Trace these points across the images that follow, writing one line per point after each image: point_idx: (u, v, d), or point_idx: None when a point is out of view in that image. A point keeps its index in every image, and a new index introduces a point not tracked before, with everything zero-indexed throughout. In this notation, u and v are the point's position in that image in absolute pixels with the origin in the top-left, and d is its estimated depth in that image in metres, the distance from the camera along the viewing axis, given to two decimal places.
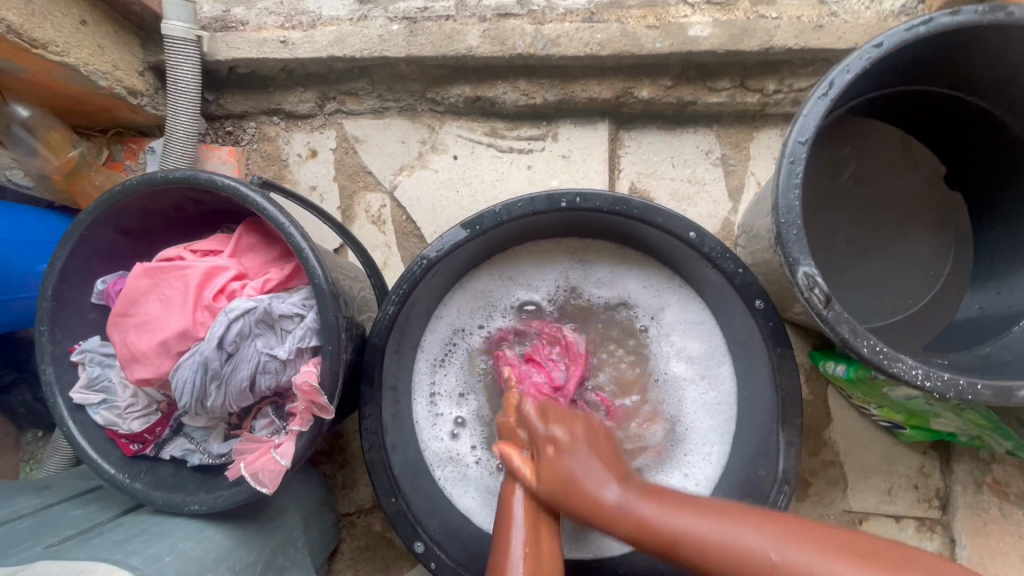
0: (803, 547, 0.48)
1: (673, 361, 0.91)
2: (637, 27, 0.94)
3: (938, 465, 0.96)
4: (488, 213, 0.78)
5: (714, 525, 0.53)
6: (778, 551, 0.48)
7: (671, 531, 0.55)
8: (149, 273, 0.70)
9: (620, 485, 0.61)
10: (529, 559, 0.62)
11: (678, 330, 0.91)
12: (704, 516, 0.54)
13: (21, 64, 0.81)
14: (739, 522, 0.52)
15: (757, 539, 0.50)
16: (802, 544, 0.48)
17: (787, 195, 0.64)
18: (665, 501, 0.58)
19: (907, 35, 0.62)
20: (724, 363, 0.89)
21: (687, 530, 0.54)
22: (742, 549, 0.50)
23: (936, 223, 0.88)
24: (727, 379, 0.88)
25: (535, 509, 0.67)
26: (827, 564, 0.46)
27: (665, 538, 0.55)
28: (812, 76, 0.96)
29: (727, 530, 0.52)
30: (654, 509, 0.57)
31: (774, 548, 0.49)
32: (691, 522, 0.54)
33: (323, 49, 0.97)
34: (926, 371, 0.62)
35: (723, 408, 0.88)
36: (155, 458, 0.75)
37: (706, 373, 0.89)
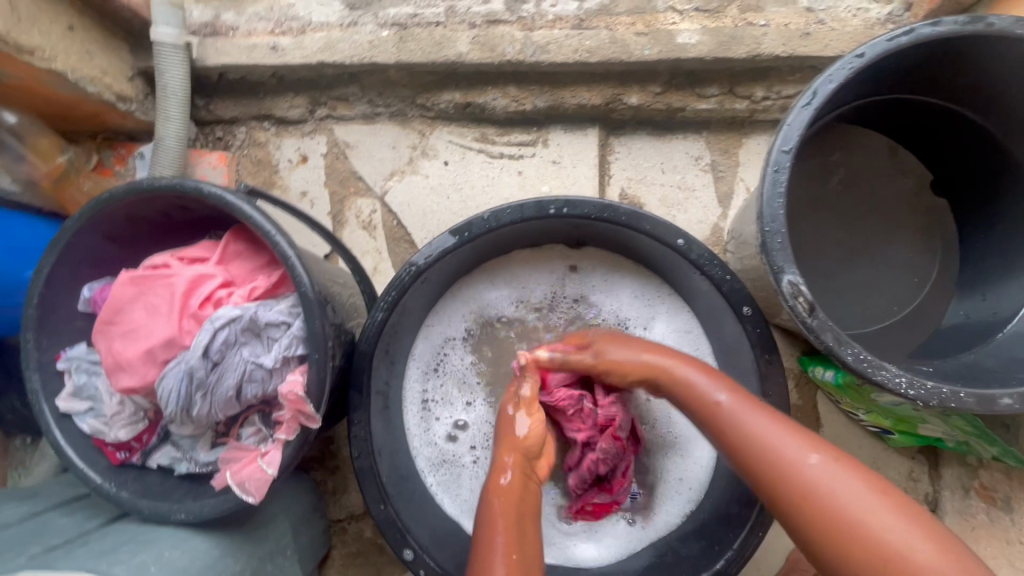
0: (847, 472, 0.57)
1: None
2: (626, 34, 0.94)
3: (926, 469, 0.98)
4: (476, 220, 0.78)
5: (776, 431, 0.62)
6: (819, 460, 0.58)
7: (736, 426, 0.64)
8: (135, 281, 0.70)
9: (723, 393, 0.67)
10: (510, 547, 0.66)
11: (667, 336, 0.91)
12: (775, 427, 0.62)
13: (12, 71, 0.80)
14: (796, 439, 0.60)
15: (799, 447, 0.60)
16: (845, 470, 0.57)
17: (771, 204, 0.64)
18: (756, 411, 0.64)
19: (889, 46, 0.63)
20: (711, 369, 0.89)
21: (752, 431, 0.62)
22: (789, 459, 0.59)
23: (922, 230, 0.89)
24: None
25: (510, 530, 0.68)
26: (871, 503, 0.54)
27: (723, 426, 0.65)
28: (800, 83, 0.97)
29: (784, 441, 0.61)
30: (732, 399, 0.67)
31: (819, 461, 0.58)
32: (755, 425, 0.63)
33: (313, 55, 0.97)
34: (910, 379, 0.62)
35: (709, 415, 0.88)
36: (141, 466, 0.75)
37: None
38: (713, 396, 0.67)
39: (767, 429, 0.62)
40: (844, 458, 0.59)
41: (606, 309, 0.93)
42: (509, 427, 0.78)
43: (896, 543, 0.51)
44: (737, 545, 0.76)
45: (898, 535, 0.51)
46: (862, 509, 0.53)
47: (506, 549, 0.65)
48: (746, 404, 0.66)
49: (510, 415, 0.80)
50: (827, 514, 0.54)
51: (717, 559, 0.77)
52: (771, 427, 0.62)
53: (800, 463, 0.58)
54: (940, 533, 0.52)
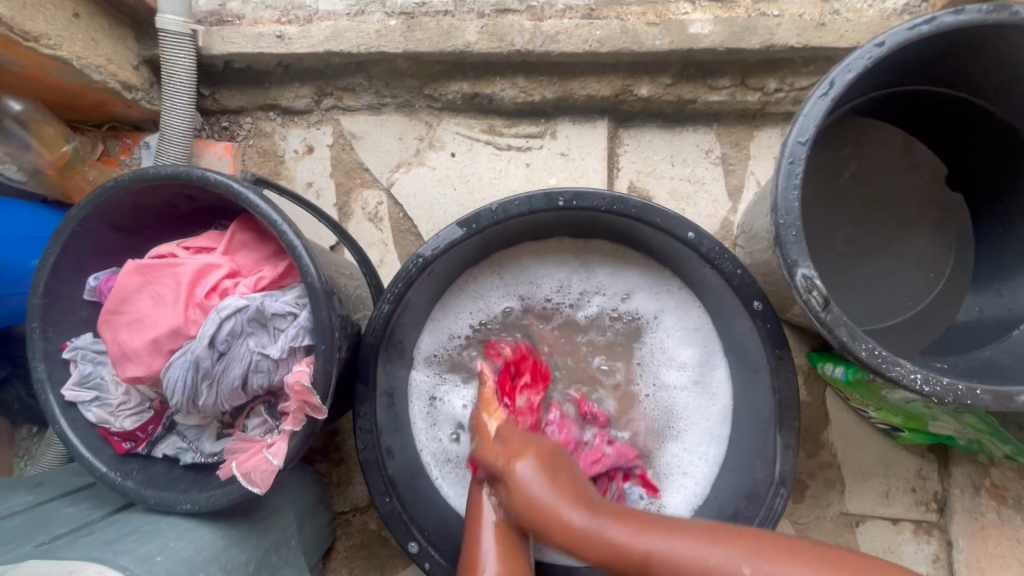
0: (782, 560, 0.49)
1: (670, 365, 0.90)
2: (637, 24, 0.93)
3: (936, 468, 0.96)
4: (484, 211, 0.77)
5: (703, 548, 0.53)
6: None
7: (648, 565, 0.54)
8: (141, 270, 0.69)
9: (540, 481, 0.62)
10: (500, 548, 0.65)
11: (676, 331, 0.90)
12: (692, 546, 0.53)
13: (14, 57, 0.79)
14: (726, 549, 0.52)
15: (731, 559, 0.51)
16: (773, 560, 0.50)
17: (786, 196, 0.63)
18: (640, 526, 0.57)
19: (910, 34, 0.61)
20: (721, 365, 0.88)
21: (673, 558, 0.53)
22: (709, 573, 0.51)
23: (937, 225, 0.87)
24: (724, 380, 0.87)
25: (500, 525, 0.67)
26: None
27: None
28: (814, 75, 0.95)
29: (709, 560, 0.52)
30: (630, 533, 0.57)
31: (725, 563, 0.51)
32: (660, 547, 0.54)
33: (319, 45, 0.96)
34: (925, 376, 0.61)
35: (719, 411, 0.87)
36: (147, 456, 0.74)
37: (704, 377, 0.88)
38: (569, 520, 0.59)
39: (695, 550, 0.53)
40: (757, 540, 0.52)
41: (615, 303, 0.92)
42: (480, 427, 0.80)
43: None
44: None
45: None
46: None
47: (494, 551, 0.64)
48: (640, 529, 0.57)
49: (483, 417, 0.81)
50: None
51: None
52: (698, 550, 0.53)
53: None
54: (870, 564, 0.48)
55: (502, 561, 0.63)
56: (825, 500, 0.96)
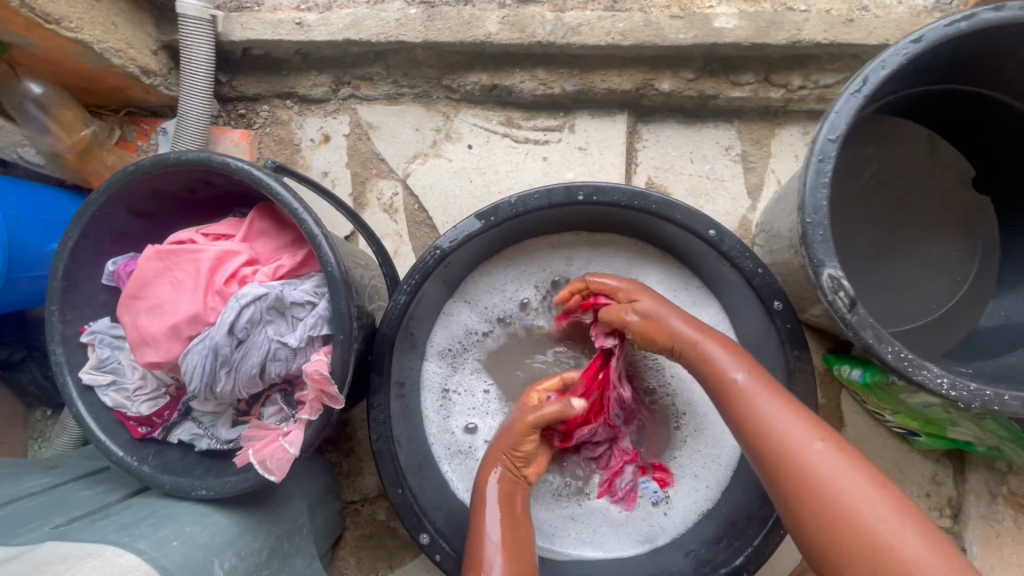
0: (873, 488, 0.56)
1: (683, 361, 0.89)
2: (660, 17, 0.91)
3: (951, 473, 0.95)
4: (503, 204, 0.77)
5: (789, 416, 0.62)
6: (823, 449, 0.59)
7: (753, 412, 0.64)
8: (161, 256, 0.69)
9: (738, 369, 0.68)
10: (505, 547, 0.69)
11: None
12: (792, 415, 0.62)
13: (35, 40, 0.80)
14: (810, 427, 0.61)
15: (808, 438, 0.60)
16: (854, 468, 0.57)
17: (815, 195, 0.62)
18: (773, 400, 0.64)
19: (947, 31, 0.60)
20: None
21: (775, 425, 0.62)
22: (800, 452, 0.59)
23: (961, 228, 0.86)
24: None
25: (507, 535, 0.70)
26: (866, 494, 0.55)
27: (736, 405, 0.66)
28: (840, 72, 0.94)
29: (795, 431, 0.61)
30: (772, 407, 0.63)
31: (823, 450, 0.59)
32: (769, 413, 0.63)
33: (339, 32, 0.95)
34: (952, 380, 0.60)
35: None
36: (162, 441, 0.75)
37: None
38: (735, 381, 0.67)
39: (780, 416, 0.62)
40: (858, 458, 0.58)
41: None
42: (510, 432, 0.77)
43: (894, 546, 0.52)
44: (756, 543, 0.77)
45: (901, 542, 0.52)
46: (855, 496, 0.55)
47: (499, 549, 0.69)
48: (761, 380, 0.66)
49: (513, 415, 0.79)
50: (824, 500, 0.56)
51: (736, 555, 0.78)
52: (774, 411, 0.63)
53: (786, 440, 0.60)
54: (934, 536, 0.53)
55: (507, 544, 0.70)
56: None
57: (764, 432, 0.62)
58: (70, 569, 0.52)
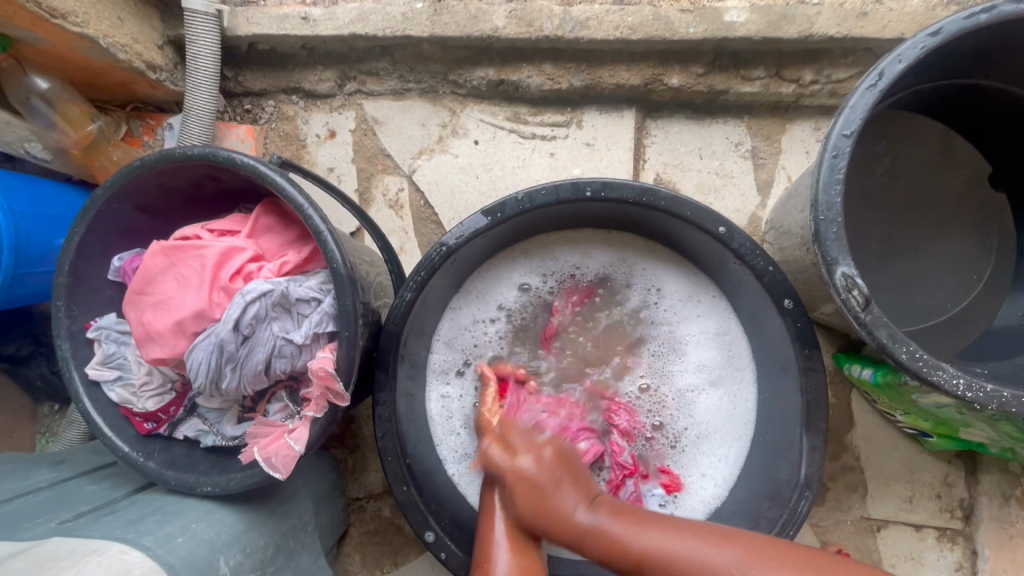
0: (770, 561, 0.54)
1: (685, 368, 0.88)
2: (670, 11, 0.90)
3: (963, 475, 0.93)
4: (510, 200, 0.76)
5: (699, 546, 0.57)
6: (658, 557, 0.58)
7: (670, 567, 0.57)
8: (167, 251, 0.69)
9: (590, 509, 0.65)
10: (512, 547, 0.67)
11: (698, 337, 0.89)
12: (703, 541, 0.58)
13: (42, 35, 0.80)
14: (724, 547, 0.57)
15: (722, 558, 0.55)
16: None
17: (828, 191, 0.61)
18: (634, 523, 0.62)
19: (967, 24, 0.58)
20: (744, 372, 0.87)
21: (654, 550, 0.59)
22: (714, 567, 0.55)
23: (977, 227, 0.84)
24: (747, 386, 0.86)
25: (512, 523, 0.69)
26: None
27: None
28: (853, 66, 0.92)
29: (657, 549, 0.59)
30: (623, 527, 0.62)
31: (730, 553, 0.56)
32: (660, 550, 0.58)
33: (344, 27, 0.95)
34: (968, 382, 0.59)
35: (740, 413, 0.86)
36: (168, 437, 0.74)
37: (727, 382, 0.87)
38: (628, 543, 0.61)
39: (700, 550, 0.57)
40: (779, 559, 0.54)
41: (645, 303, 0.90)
42: (497, 423, 0.80)
43: None
44: None
45: None
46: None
47: (504, 548, 0.67)
48: (628, 521, 0.63)
49: (490, 420, 0.82)
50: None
51: None
52: (683, 544, 0.58)
53: None
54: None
55: (512, 540, 0.68)
56: (846, 503, 0.94)
57: (648, 559, 0.59)
58: (75, 565, 0.52)
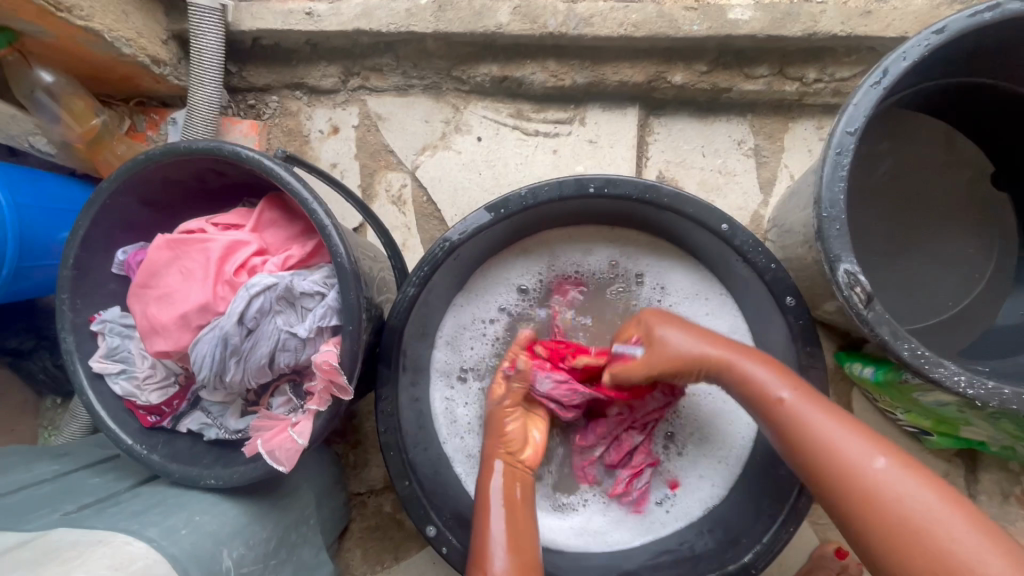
0: (915, 477, 0.53)
1: None
2: (674, 8, 0.90)
3: (963, 473, 0.94)
4: (513, 196, 0.76)
5: (847, 433, 0.58)
6: (885, 464, 0.55)
7: (824, 449, 0.58)
8: (171, 245, 0.69)
9: (674, 332, 0.72)
10: (508, 542, 0.67)
11: None
12: (855, 435, 0.57)
13: (46, 27, 0.80)
14: (862, 439, 0.57)
15: (866, 449, 0.56)
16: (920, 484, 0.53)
17: (831, 189, 0.61)
18: (819, 407, 0.61)
19: (970, 22, 0.59)
20: None
21: (828, 438, 0.58)
22: (859, 463, 0.55)
23: (979, 225, 0.84)
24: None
25: (509, 518, 0.70)
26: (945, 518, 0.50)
27: (812, 450, 0.59)
28: (856, 65, 0.92)
29: (851, 442, 0.57)
30: (790, 391, 0.63)
31: (888, 464, 0.55)
32: (836, 439, 0.58)
33: (349, 22, 0.95)
34: (970, 379, 0.59)
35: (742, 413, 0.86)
36: (171, 430, 0.75)
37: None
38: (801, 415, 0.61)
39: (847, 441, 0.57)
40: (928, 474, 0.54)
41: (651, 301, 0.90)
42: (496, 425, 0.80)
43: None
44: (767, 539, 0.75)
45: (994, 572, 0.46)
46: (912, 500, 0.52)
47: (503, 546, 0.67)
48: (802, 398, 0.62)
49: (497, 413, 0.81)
50: (862, 508, 0.54)
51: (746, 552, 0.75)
52: (839, 433, 0.58)
53: (859, 470, 0.55)
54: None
55: (510, 539, 0.68)
56: None
57: (807, 432, 0.60)
58: (80, 556, 0.52)
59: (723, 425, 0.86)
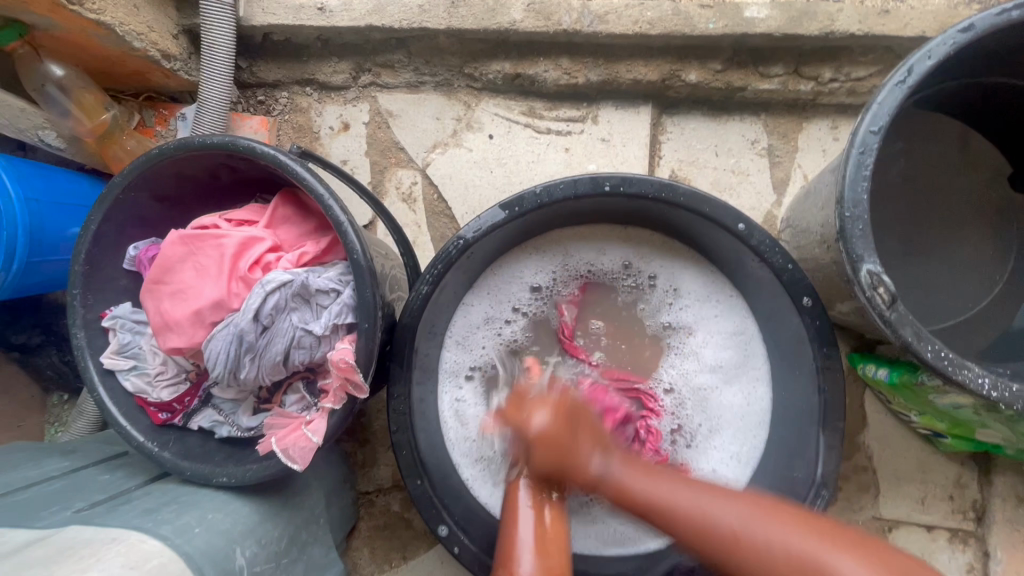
0: (768, 519, 0.56)
1: (702, 368, 0.88)
2: (689, 6, 0.89)
3: (976, 476, 0.93)
4: (529, 194, 0.75)
5: (674, 491, 0.62)
6: (739, 521, 0.57)
7: (684, 511, 0.60)
8: (185, 241, 0.69)
9: (607, 458, 0.68)
10: (535, 548, 0.67)
11: (714, 336, 0.89)
12: (693, 489, 0.62)
13: (59, 21, 0.79)
14: (713, 496, 0.60)
15: (718, 508, 0.59)
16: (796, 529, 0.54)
17: (854, 188, 0.60)
18: (663, 482, 0.64)
19: (997, 20, 0.58)
20: (761, 373, 0.86)
21: (709, 513, 0.59)
22: (712, 515, 0.59)
23: (995, 227, 0.84)
24: (762, 388, 0.85)
25: (540, 518, 0.71)
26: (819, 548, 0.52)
27: (650, 508, 0.63)
28: (872, 64, 0.91)
29: (712, 506, 0.59)
30: (623, 466, 0.67)
31: (762, 528, 0.56)
32: (665, 492, 0.62)
33: (361, 18, 0.94)
34: (993, 381, 0.59)
35: (755, 414, 0.85)
36: (183, 428, 0.74)
37: (741, 383, 0.87)
38: (634, 483, 0.65)
39: (687, 500, 0.61)
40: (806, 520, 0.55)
41: (660, 303, 0.90)
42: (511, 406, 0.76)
43: None
44: None
45: None
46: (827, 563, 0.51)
47: (530, 551, 0.67)
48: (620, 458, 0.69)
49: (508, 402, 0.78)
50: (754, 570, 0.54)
51: None
52: (673, 488, 0.63)
53: (718, 529, 0.57)
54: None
55: (537, 544, 0.68)
56: (858, 504, 0.94)
57: (638, 496, 0.64)
58: (95, 554, 0.52)
59: (735, 426, 0.86)
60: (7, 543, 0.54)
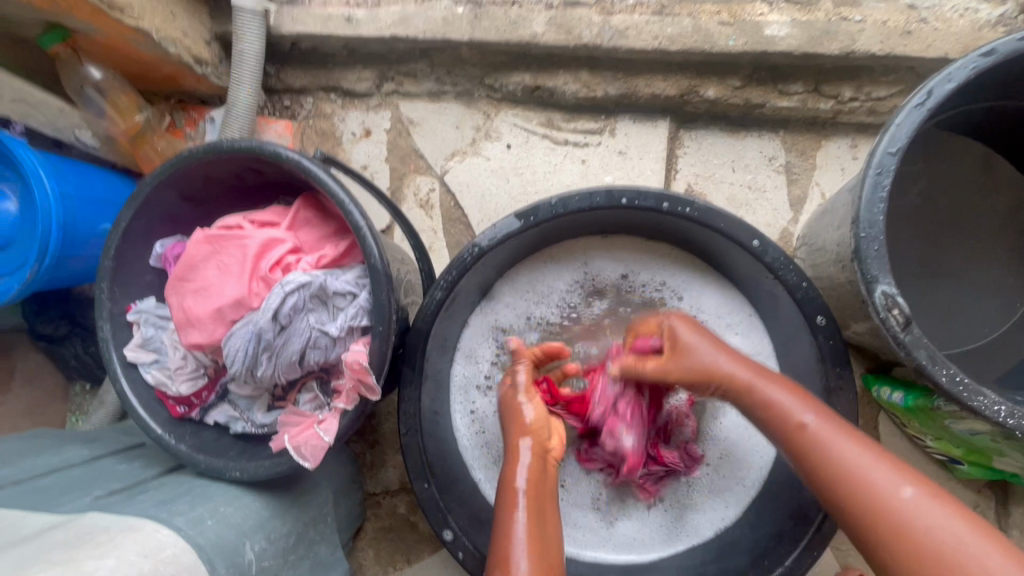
0: (945, 507, 0.54)
1: None
2: (709, 23, 0.90)
3: (993, 505, 0.91)
4: (544, 204, 0.76)
5: (855, 449, 0.60)
6: (912, 494, 0.56)
7: (822, 444, 0.62)
8: (209, 240, 0.71)
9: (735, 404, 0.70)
10: (532, 543, 0.64)
11: None
12: (846, 438, 0.61)
13: (99, 26, 0.82)
14: (891, 468, 0.58)
15: (896, 478, 0.57)
16: (942, 502, 0.55)
17: (870, 209, 0.60)
18: (834, 430, 0.62)
19: (1020, 45, 0.58)
20: None
21: (838, 455, 0.60)
22: (878, 487, 0.57)
23: (1017, 252, 0.83)
24: None
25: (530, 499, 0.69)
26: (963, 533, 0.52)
27: (808, 446, 0.62)
28: (894, 84, 0.91)
29: (851, 451, 0.60)
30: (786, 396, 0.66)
31: (912, 494, 0.56)
32: (839, 446, 0.61)
33: (386, 28, 0.96)
34: (1010, 409, 0.58)
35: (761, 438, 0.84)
36: (199, 421, 0.77)
37: None
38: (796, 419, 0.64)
39: (849, 450, 0.60)
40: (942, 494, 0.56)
41: None
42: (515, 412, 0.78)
43: None
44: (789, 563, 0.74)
45: None
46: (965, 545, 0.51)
47: (524, 549, 0.63)
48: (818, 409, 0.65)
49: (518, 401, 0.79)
50: (889, 525, 0.55)
51: None
52: (848, 442, 0.61)
53: (895, 499, 0.56)
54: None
55: (533, 542, 0.64)
56: None
57: (822, 451, 0.61)
58: (111, 541, 0.54)
59: (740, 448, 0.85)
60: (27, 527, 0.56)
